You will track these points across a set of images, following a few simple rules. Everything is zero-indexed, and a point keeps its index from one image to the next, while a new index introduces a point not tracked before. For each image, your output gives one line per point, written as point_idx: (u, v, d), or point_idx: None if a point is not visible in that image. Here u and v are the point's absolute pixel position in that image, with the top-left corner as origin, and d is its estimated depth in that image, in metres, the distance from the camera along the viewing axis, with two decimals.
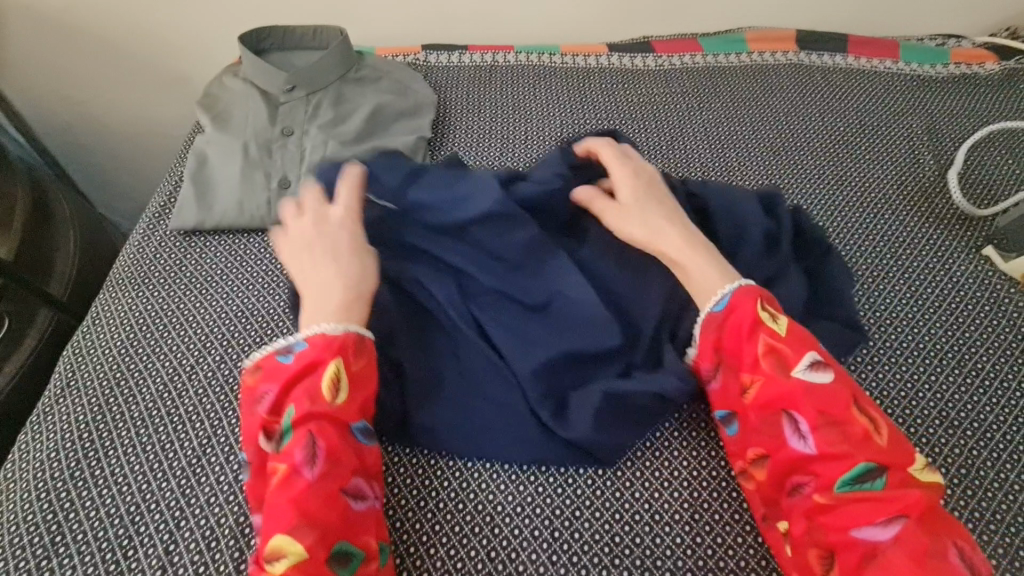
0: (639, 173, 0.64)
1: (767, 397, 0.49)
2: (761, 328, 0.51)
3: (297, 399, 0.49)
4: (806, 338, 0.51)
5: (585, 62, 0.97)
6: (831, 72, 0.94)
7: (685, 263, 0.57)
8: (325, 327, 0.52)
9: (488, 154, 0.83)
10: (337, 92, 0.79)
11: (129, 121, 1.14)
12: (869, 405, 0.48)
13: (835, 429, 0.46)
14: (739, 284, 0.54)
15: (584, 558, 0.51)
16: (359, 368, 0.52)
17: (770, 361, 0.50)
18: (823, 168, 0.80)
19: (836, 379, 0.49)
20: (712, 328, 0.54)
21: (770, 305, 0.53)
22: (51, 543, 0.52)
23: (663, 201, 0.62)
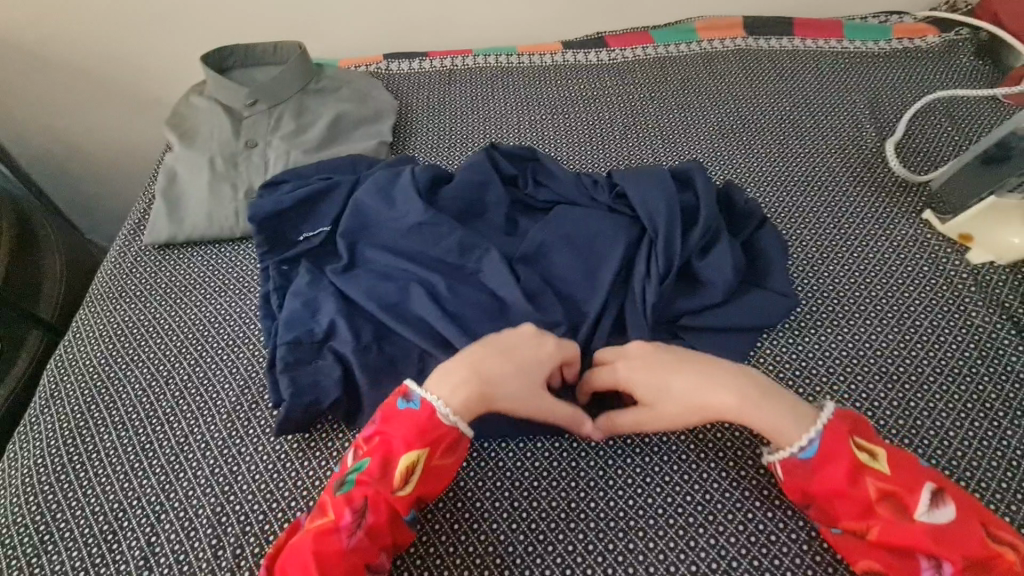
0: (629, 358, 0.57)
1: (891, 541, 0.47)
2: (865, 472, 0.48)
3: (376, 460, 0.50)
4: (911, 466, 0.49)
5: (541, 60, 1.00)
6: (778, 55, 0.98)
7: (755, 421, 0.52)
8: (440, 406, 0.51)
9: (448, 154, 0.86)
10: (299, 104, 0.83)
11: (109, 146, 1.18)
12: (998, 526, 0.47)
13: (977, 566, 0.45)
14: (822, 426, 0.50)
15: (541, 524, 0.55)
16: (442, 465, 0.51)
17: (885, 505, 0.48)
18: (770, 148, 0.83)
19: (959, 508, 0.47)
20: (802, 475, 0.50)
21: (863, 438, 0.50)
22: (39, 542, 0.55)
23: (674, 359, 0.56)
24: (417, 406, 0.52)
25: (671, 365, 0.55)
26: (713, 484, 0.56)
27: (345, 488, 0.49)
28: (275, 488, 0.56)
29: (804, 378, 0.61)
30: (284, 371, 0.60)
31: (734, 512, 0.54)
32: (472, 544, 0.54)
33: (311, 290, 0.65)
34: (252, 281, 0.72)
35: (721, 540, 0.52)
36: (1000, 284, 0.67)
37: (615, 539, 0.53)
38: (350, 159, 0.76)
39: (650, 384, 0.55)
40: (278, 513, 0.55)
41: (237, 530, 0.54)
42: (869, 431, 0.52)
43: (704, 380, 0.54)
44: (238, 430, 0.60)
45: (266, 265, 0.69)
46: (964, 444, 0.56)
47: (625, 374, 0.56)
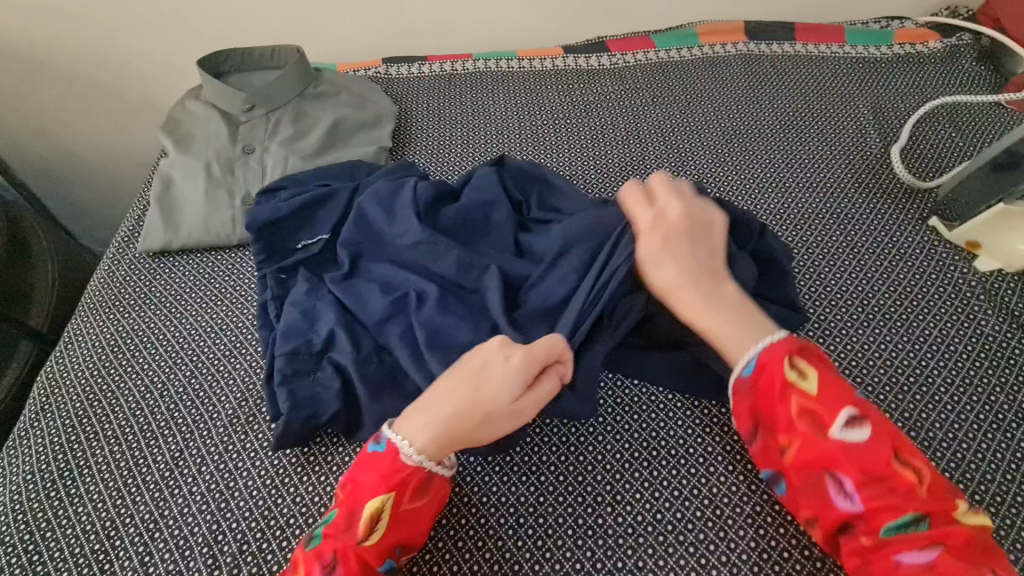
0: (660, 220, 0.57)
1: (806, 458, 0.48)
2: (791, 390, 0.49)
3: (342, 511, 0.49)
4: (840, 389, 0.49)
5: (541, 65, 1.00)
6: (780, 60, 0.97)
7: (706, 329, 0.53)
8: (403, 444, 0.50)
9: (448, 160, 0.85)
10: (296, 109, 0.81)
11: (103, 151, 1.16)
12: (911, 452, 0.47)
13: (879, 485, 0.46)
14: (766, 343, 0.51)
15: (547, 542, 0.53)
16: (412, 508, 0.50)
17: (806, 422, 0.48)
18: (773, 153, 0.83)
19: (875, 432, 0.47)
20: (737, 391, 0.52)
21: (802, 358, 0.50)
22: (28, 563, 0.53)
23: (690, 240, 0.56)
24: (383, 447, 0.51)
25: (685, 244, 0.56)
26: (724, 499, 0.54)
27: (312, 542, 0.49)
28: (272, 504, 0.55)
29: None
30: (283, 383, 0.58)
31: (746, 528, 0.53)
32: (476, 562, 0.53)
33: (310, 300, 0.64)
34: (247, 290, 0.70)
35: (733, 558, 0.51)
36: (1007, 292, 0.66)
37: (625, 557, 0.52)
38: (349, 166, 0.75)
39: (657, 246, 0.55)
40: (276, 531, 0.53)
41: (234, 550, 0.52)
42: (813, 355, 0.51)
43: (692, 277, 0.55)
44: (234, 444, 0.59)
45: (264, 274, 0.67)
46: (977, 457, 0.55)
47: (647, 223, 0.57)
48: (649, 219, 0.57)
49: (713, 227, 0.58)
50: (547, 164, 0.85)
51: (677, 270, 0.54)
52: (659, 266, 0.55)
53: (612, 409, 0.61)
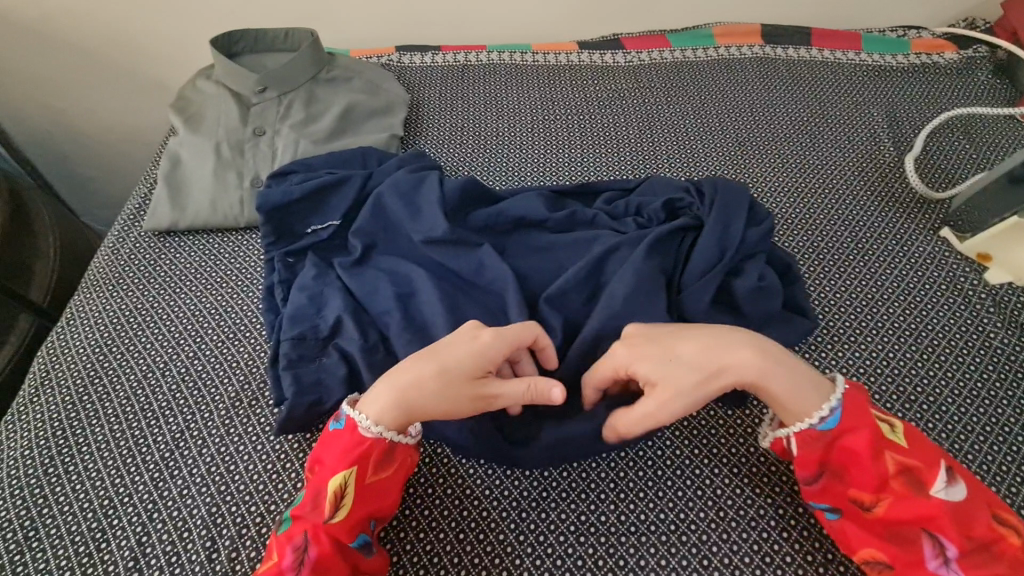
0: (650, 336, 0.52)
1: (897, 514, 0.47)
2: (885, 446, 0.48)
3: (308, 493, 0.49)
4: (927, 446, 0.49)
5: (556, 59, 0.99)
6: (795, 64, 0.97)
7: (774, 386, 0.50)
8: (362, 419, 0.51)
9: (459, 151, 0.85)
10: (309, 93, 0.81)
11: (110, 129, 1.15)
12: (1005, 512, 0.47)
13: (979, 548, 0.45)
14: (841, 395, 0.50)
15: (549, 537, 0.53)
16: (377, 478, 0.50)
17: (901, 479, 0.48)
18: (787, 158, 0.82)
19: (970, 491, 0.47)
20: (819, 444, 0.50)
21: (883, 413, 0.51)
22: (24, 538, 0.52)
23: (679, 333, 0.52)
24: (342, 424, 0.52)
25: (687, 339, 0.51)
26: (727, 501, 0.54)
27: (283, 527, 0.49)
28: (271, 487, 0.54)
29: None
30: (287, 368, 0.58)
31: (751, 531, 0.52)
32: (477, 555, 0.52)
33: (317, 285, 0.63)
34: (252, 273, 0.70)
35: (737, 561, 0.51)
36: (1017, 305, 0.66)
37: (627, 555, 0.52)
38: (361, 152, 0.74)
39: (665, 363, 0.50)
40: (276, 516, 0.53)
41: (234, 533, 0.52)
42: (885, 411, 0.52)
43: (727, 347, 0.51)
44: (236, 427, 0.58)
45: (272, 257, 0.67)
46: (982, 468, 0.55)
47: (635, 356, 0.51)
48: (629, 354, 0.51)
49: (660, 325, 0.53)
50: (559, 159, 0.84)
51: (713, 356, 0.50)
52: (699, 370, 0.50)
53: None
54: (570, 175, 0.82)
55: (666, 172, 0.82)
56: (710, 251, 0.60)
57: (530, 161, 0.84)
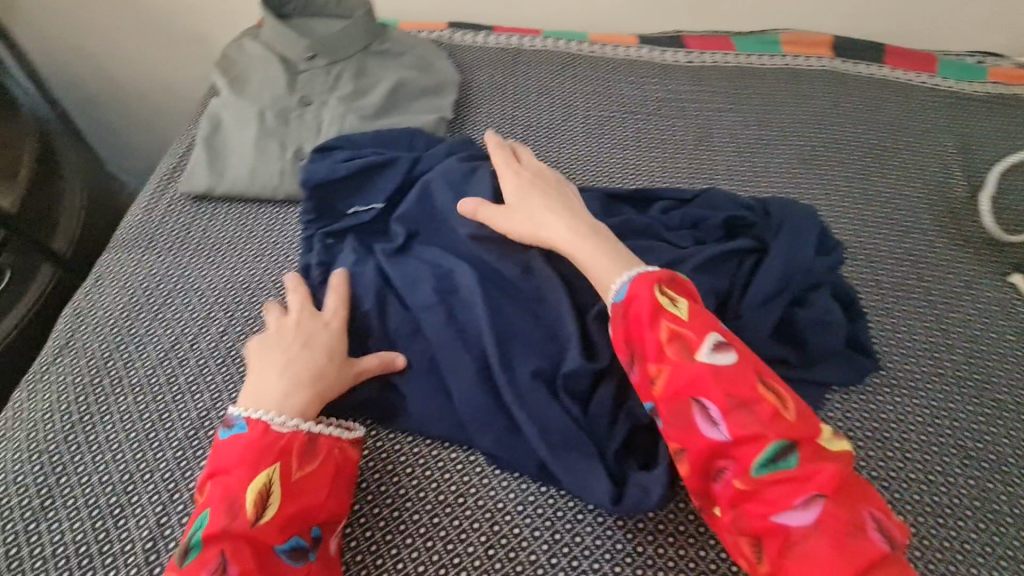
0: (541, 182, 0.61)
1: (674, 388, 0.45)
2: (662, 313, 0.47)
3: (216, 506, 0.44)
4: (707, 315, 0.47)
5: (614, 52, 0.95)
6: (865, 82, 0.92)
7: (571, 249, 0.55)
8: (273, 417, 0.48)
9: (508, 140, 0.81)
10: (359, 64, 0.77)
11: (144, 80, 1.12)
12: (774, 379, 0.45)
13: (744, 409, 0.43)
14: (636, 272, 0.50)
15: (584, 563, 0.49)
16: (302, 474, 0.47)
17: (674, 347, 0.46)
18: (851, 182, 0.79)
19: (739, 357, 0.45)
20: (619, 319, 0.49)
21: (671, 285, 0.49)
22: (41, 506, 0.51)
23: (561, 193, 0.61)
24: (244, 427, 0.48)
25: (551, 196, 0.60)
26: None
27: (192, 554, 0.42)
28: None
29: (872, 440, 0.57)
30: None
31: None
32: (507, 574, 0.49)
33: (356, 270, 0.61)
34: (289, 250, 0.67)
35: None
36: None
37: None
38: (410, 133, 0.70)
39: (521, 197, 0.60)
40: None
41: None
42: (684, 284, 0.50)
43: (564, 215, 0.57)
44: None
45: (311, 236, 0.64)
46: None
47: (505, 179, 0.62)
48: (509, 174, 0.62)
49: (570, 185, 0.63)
50: (612, 159, 0.81)
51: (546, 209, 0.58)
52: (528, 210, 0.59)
53: None
54: (621, 178, 0.78)
55: (723, 183, 0.78)
56: (775, 279, 0.57)
57: (581, 160, 0.80)
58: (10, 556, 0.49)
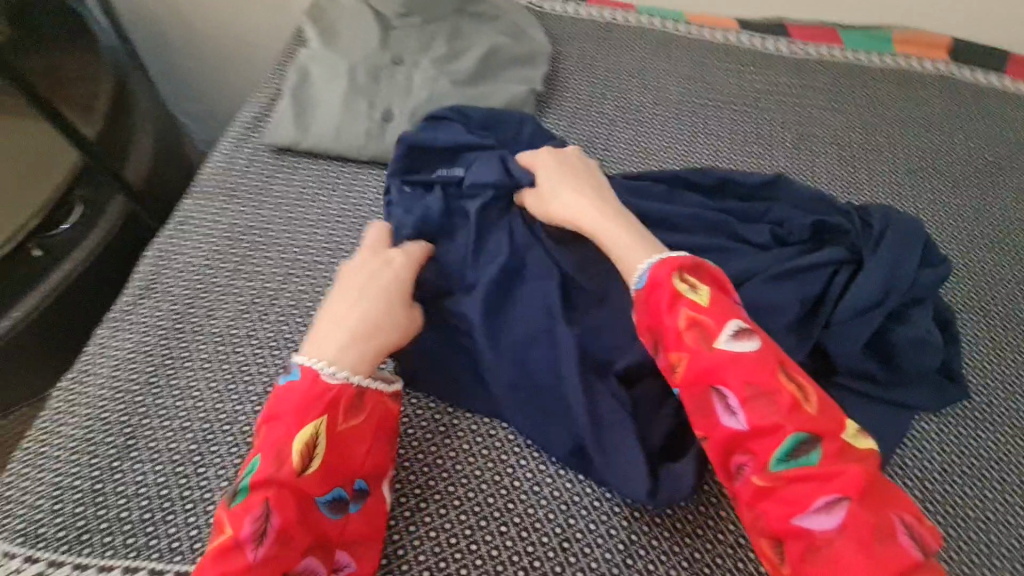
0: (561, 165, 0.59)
1: (694, 375, 0.46)
2: (681, 301, 0.47)
3: (265, 455, 0.44)
4: (728, 303, 0.48)
5: (711, 36, 0.89)
6: (982, 91, 0.85)
7: (605, 241, 0.53)
8: (322, 366, 0.47)
9: (597, 121, 0.77)
10: (453, 26, 0.74)
11: (219, 23, 1.10)
12: (795, 371, 0.45)
13: (764, 399, 0.44)
14: (659, 257, 0.50)
15: (659, 568, 0.49)
16: (348, 428, 0.46)
17: (692, 335, 0.46)
18: (961, 199, 0.73)
19: (760, 348, 0.45)
20: (638, 305, 0.50)
21: (693, 273, 0.49)
22: (124, 445, 0.51)
23: (584, 172, 0.59)
24: (297, 374, 0.47)
25: (582, 181, 0.57)
26: None
27: (238, 497, 0.43)
28: None
29: (968, 475, 0.54)
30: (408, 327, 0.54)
31: None
32: (580, 569, 0.48)
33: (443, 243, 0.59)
34: (371, 213, 0.65)
35: None
36: None
37: None
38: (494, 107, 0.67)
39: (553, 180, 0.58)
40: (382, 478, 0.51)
41: None
42: (709, 272, 0.49)
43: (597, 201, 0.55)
44: None
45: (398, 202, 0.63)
46: None
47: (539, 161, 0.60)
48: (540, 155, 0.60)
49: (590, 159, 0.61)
50: (705, 150, 0.76)
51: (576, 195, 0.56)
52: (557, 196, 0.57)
53: None
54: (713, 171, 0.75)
55: (822, 188, 0.74)
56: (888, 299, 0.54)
57: (672, 148, 0.76)
58: (94, 490, 0.49)
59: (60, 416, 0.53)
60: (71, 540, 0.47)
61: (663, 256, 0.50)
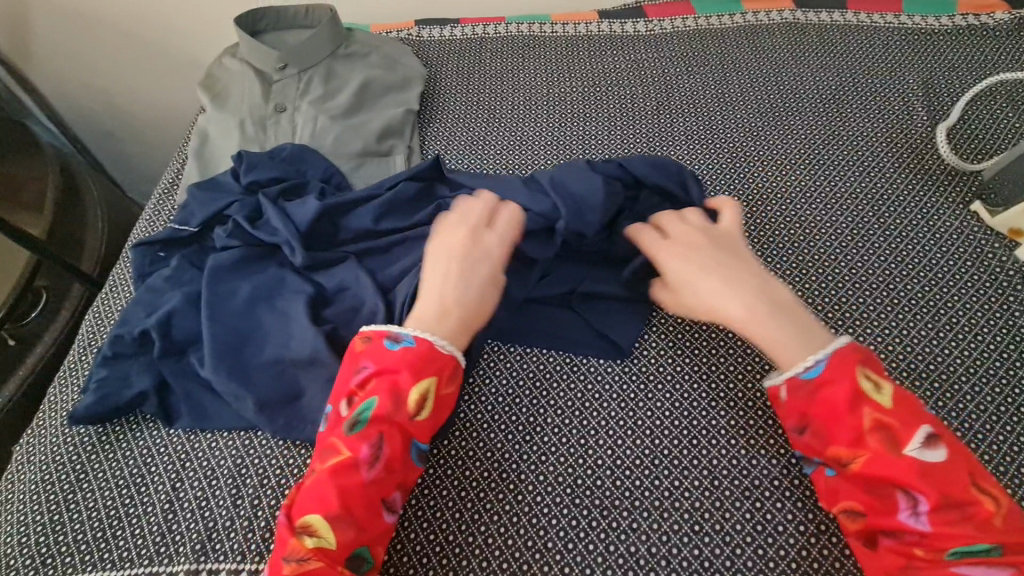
0: (682, 242, 0.62)
1: (873, 472, 0.47)
2: (865, 400, 0.48)
3: (382, 397, 0.51)
4: (914, 407, 0.48)
5: (575, 30, 0.98)
6: (827, 29, 0.92)
7: (756, 335, 0.55)
8: (437, 340, 0.54)
9: (474, 123, 0.85)
10: (328, 69, 0.83)
11: (149, 109, 1.21)
12: (988, 482, 0.46)
13: (953, 506, 0.45)
14: (832, 351, 0.51)
15: (547, 499, 0.55)
16: (447, 393, 0.54)
17: (878, 436, 0.47)
18: (813, 127, 0.80)
19: (951, 455, 0.46)
20: (800, 395, 0.51)
21: (874, 371, 0.50)
22: (76, 479, 0.59)
23: (734, 250, 0.61)
24: (412, 341, 0.54)
25: (722, 267, 0.59)
26: (723, 470, 0.56)
27: (357, 426, 0.50)
28: (279, 446, 0.58)
29: None
30: (304, 332, 0.61)
31: (743, 499, 0.54)
32: (477, 511, 0.55)
33: (335, 258, 0.67)
34: None
35: (725, 526, 0.53)
36: None
37: (620, 517, 0.54)
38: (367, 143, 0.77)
39: (689, 265, 0.60)
40: (293, 468, 0.57)
41: (255, 482, 0.56)
42: (881, 370, 0.51)
43: (749, 297, 0.56)
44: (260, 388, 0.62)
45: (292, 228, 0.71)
46: (994, 448, 0.55)
47: (670, 250, 0.62)
48: (669, 247, 0.62)
49: (739, 236, 0.63)
50: (575, 131, 0.84)
51: (718, 290, 0.58)
52: (698, 286, 0.59)
53: (618, 377, 0.62)
54: (583, 148, 0.82)
55: (683, 142, 0.81)
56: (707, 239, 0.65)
57: (545, 134, 0.84)
58: (53, 520, 0.57)
59: (19, 467, 0.61)
60: (37, 564, 0.55)
61: (835, 349, 0.51)
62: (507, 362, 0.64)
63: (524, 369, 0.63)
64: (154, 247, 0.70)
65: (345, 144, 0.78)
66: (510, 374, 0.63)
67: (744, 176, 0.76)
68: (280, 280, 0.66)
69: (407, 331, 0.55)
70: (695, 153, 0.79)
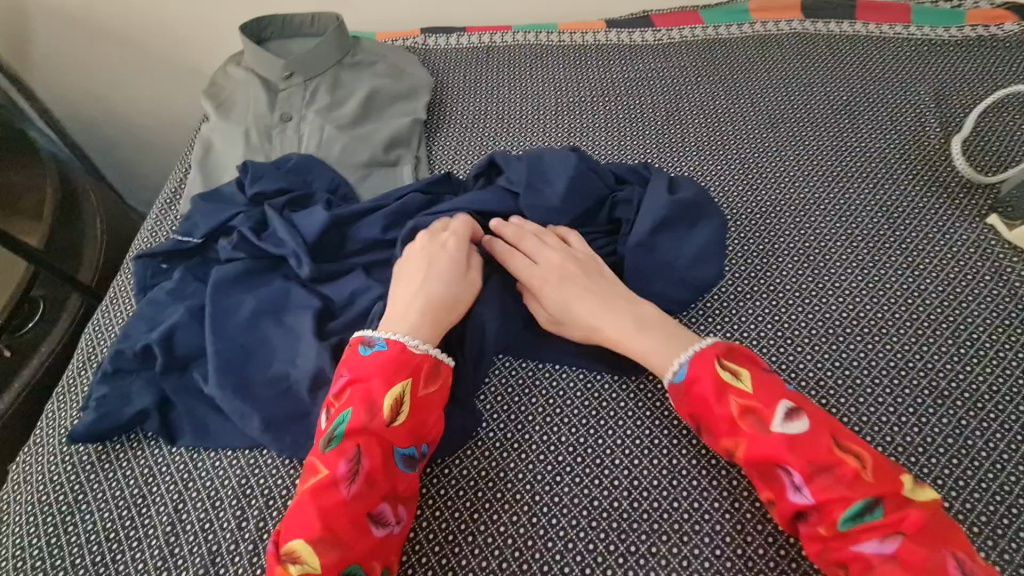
0: (549, 268, 0.61)
1: (752, 458, 0.48)
2: (729, 390, 0.50)
3: (358, 407, 0.51)
4: (773, 383, 0.50)
5: (583, 39, 0.97)
6: (836, 39, 0.92)
7: (629, 350, 0.57)
8: (411, 340, 0.54)
9: (482, 133, 0.84)
10: (334, 78, 0.82)
11: (151, 116, 1.20)
12: (852, 439, 0.47)
13: (826, 472, 0.46)
14: (693, 352, 0.53)
15: (561, 521, 0.54)
16: (426, 395, 0.53)
17: (747, 422, 0.49)
18: (825, 139, 0.79)
19: (813, 422, 0.48)
20: (678, 397, 0.53)
21: (730, 359, 0.52)
22: (74, 501, 0.57)
23: (598, 272, 0.62)
24: (384, 345, 0.54)
25: (586, 288, 0.60)
26: (743, 492, 0.54)
27: (333, 442, 0.50)
28: (285, 466, 0.57)
29: (838, 383, 0.59)
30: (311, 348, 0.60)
31: (765, 522, 0.53)
32: (491, 534, 0.53)
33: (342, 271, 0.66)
34: None
35: (747, 551, 0.51)
36: None
37: (638, 541, 0.52)
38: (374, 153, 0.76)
39: (557, 288, 0.60)
40: None
41: (261, 504, 0.55)
42: (741, 354, 0.53)
43: (616, 315, 0.58)
44: None
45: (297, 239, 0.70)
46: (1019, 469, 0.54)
47: (534, 275, 0.62)
48: (534, 271, 0.62)
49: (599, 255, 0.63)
50: (584, 141, 0.83)
51: (588, 311, 0.59)
52: (570, 308, 0.60)
53: (634, 394, 0.60)
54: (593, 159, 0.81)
55: (693, 153, 0.80)
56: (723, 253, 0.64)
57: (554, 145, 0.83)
58: (50, 543, 0.55)
59: (14, 487, 0.59)
60: None
61: (695, 353, 0.53)
62: (519, 379, 0.62)
63: (537, 385, 0.62)
64: (156, 259, 0.69)
65: (352, 154, 0.76)
66: (523, 391, 0.62)
67: (756, 187, 0.75)
68: (286, 293, 0.64)
69: (380, 335, 0.55)
70: (707, 164, 0.79)
